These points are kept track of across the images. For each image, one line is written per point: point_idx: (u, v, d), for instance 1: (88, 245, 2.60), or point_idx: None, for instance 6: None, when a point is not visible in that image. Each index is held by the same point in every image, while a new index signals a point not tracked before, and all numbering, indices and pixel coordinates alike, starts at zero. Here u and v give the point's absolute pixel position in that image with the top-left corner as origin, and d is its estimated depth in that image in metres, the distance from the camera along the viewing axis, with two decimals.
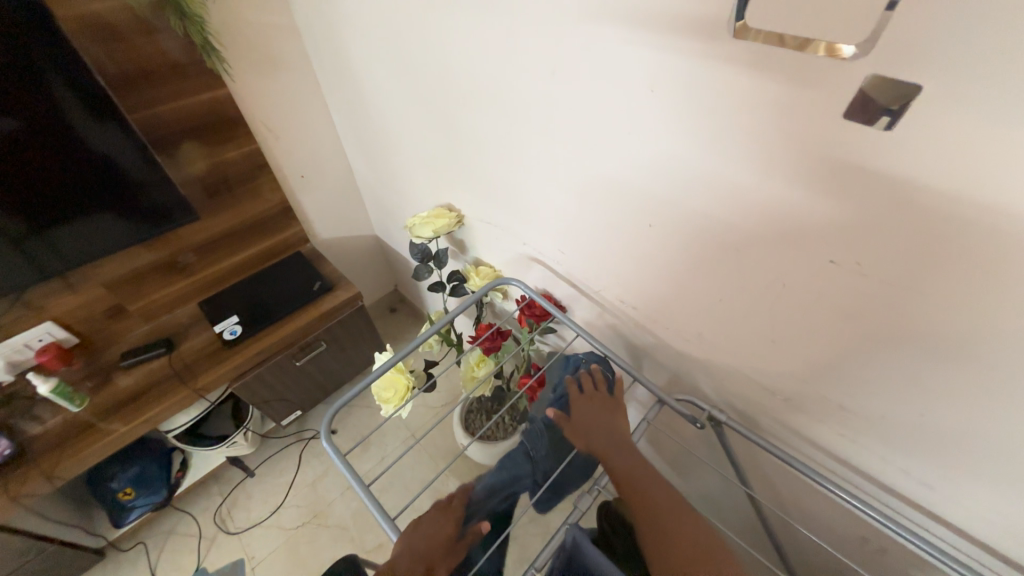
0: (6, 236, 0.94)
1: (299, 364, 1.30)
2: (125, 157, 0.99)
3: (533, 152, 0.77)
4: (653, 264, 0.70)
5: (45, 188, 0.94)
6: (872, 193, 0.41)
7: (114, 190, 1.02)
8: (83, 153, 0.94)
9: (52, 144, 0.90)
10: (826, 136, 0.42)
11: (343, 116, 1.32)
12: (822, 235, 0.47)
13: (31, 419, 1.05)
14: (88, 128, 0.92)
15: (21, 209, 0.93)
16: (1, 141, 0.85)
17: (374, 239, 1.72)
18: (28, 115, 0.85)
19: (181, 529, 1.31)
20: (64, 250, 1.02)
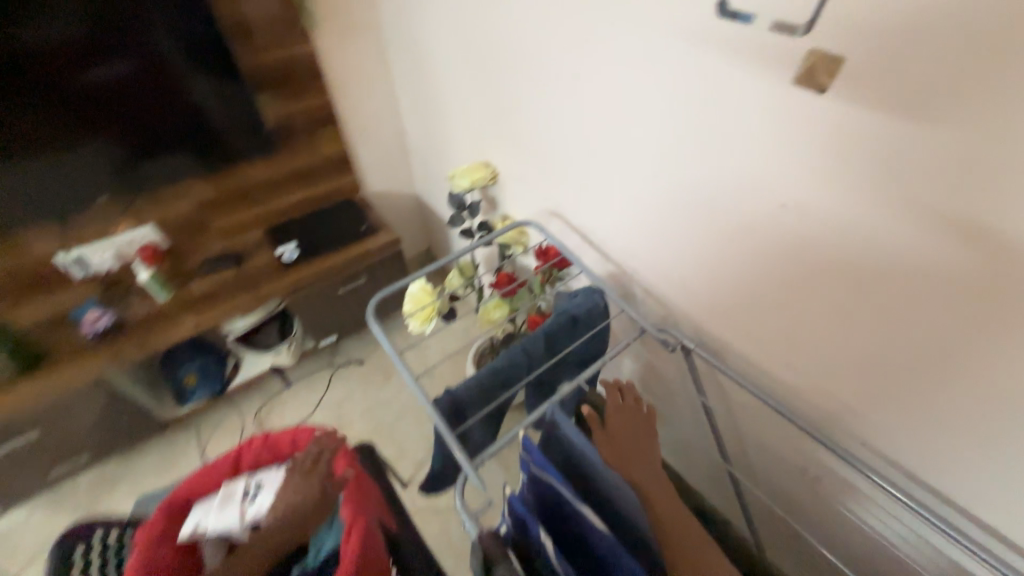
0: (112, 160, 1.20)
1: (341, 292, 1.49)
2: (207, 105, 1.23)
3: (562, 113, 0.91)
4: (653, 213, 0.83)
5: (144, 123, 1.18)
6: (814, 137, 0.56)
7: (195, 134, 1.26)
8: (176, 98, 1.19)
9: (154, 87, 1.15)
10: (783, 94, 0.56)
11: (404, 80, 1.49)
12: (780, 176, 0.61)
13: (128, 303, 1.29)
14: (183, 78, 1.17)
15: (127, 139, 1.18)
16: (119, 82, 1.10)
17: (416, 199, 1.89)
18: (141, 62, 1.10)
19: (228, 421, 1.54)
20: (149, 177, 1.27)
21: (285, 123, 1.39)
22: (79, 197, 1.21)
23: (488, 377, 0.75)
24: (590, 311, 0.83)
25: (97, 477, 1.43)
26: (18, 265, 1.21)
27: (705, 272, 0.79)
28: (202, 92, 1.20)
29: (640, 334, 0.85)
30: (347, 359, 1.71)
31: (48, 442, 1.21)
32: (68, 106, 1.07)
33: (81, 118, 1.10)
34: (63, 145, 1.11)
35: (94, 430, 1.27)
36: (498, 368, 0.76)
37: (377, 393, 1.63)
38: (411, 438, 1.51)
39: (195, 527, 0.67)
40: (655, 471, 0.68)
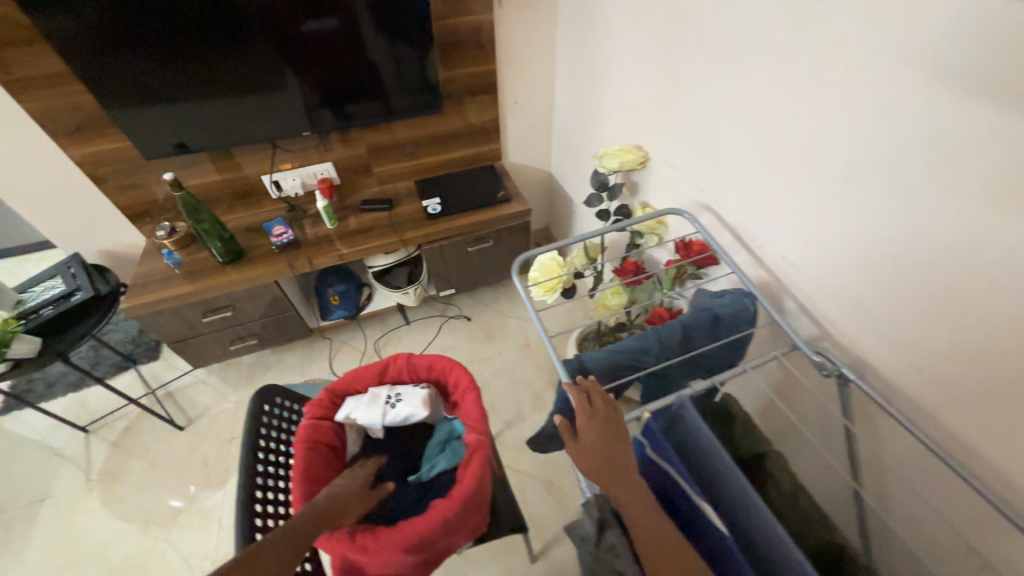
0: (307, 103, 1.37)
1: (469, 250, 1.60)
2: (385, 63, 1.36)
3: (750, 102, 0.85)
4: (836, 223, 0.75)
5: (336, 74, 1.34)
6: None
7: (371, 87, 1.40)
8: (362, 53, 1.32)
9: (349, 41, 1.28)
10: None
11: (567, 56, 1.50)
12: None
13: (303, 224, 1.53)
14: (370, 36, 1.29)
15: (321, 87, 1.35)
16: (325, 35, 1.25)
17: (549, 176, 1.93)
18: (343, 18, 1.24)
19: (353, 342, 1.77)
20: (327, 123, 1.43)
21: (453, 87, 1.52)
22: (276, 134, 1.41)
23: (619, 355, 0.75)
24: (736, 313, 0.78)
25: (255, 360, 1.76)
26: (237, 178, 1.50)
27: (890, 301, 0.70)
28: (378, 50, 1.32)
29: (790, 350, 0.78)
30: (457, 313, 1.85)
31: (236, 319, 1.50)
32: (283, 51, 1.25)
33: (290, 62, 1.28)
34: (272, 85, 1.31)
35: (265, 318, 1.54)
36: (630, 350, 0.76)
37: (479, 350, 1.74)
38: (503, 398, 1.60)
39: (347, 416, 0.80)
40: (638, 483, 0.59)
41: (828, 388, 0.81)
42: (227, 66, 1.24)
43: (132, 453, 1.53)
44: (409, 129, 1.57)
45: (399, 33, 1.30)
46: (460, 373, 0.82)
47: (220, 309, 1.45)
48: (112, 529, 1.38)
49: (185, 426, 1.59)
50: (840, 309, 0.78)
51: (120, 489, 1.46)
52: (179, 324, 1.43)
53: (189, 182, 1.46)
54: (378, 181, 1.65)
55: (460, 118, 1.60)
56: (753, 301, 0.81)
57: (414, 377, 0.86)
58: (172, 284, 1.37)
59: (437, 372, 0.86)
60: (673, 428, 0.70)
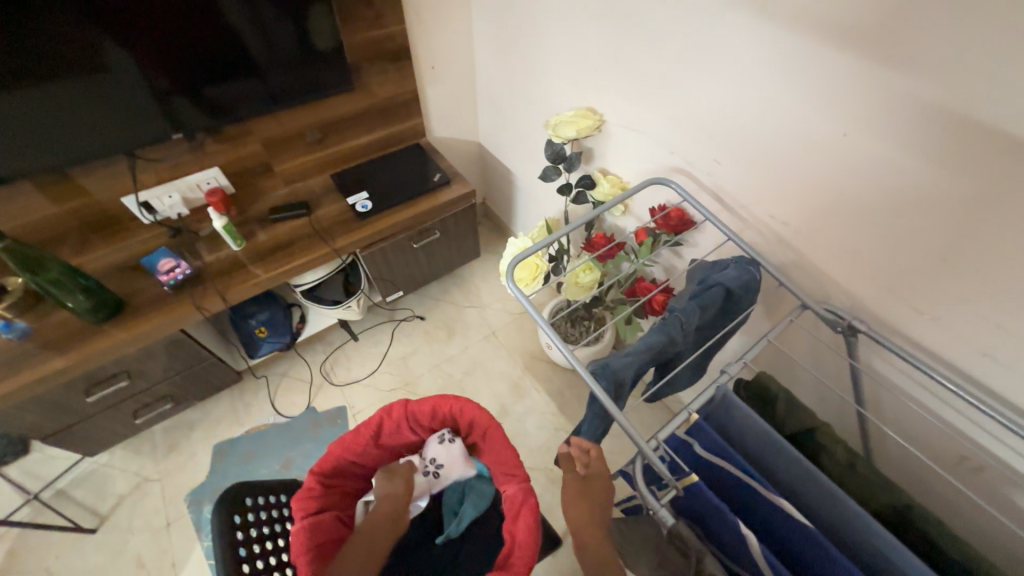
0: (153, 91, 1.03)
1: (414, 246, 1.42)
2: (247, 30, 1.05)
3: (722, 52, 0.78)
4: (826, 177, 0.73)
5: (186, 50, 1.01)
6: None
7: (237, 63, 1.09)
8: (215, 19, 1.01)
9: (191, 2, 0.96)
10: None
11: (484, 8, 1.31)
12: None
13: (198, 251, 1.22)
14: None
15: (168, 68, 1.02)
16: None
17: (479, 146, 1.76)
18: None
19: (294, 373, 1.52)
20: (188, 118, 1.10)
21: (356, 54, 1.25)
22: (117, 140, 1.06)
23: (647, 352, 0.71)
24: (747, 285, 0.76)
25: (171, 423, 1.44)
26: (84, 207, 1.12)
27: (890, 249, 0.70)
28: (237, 15, 1.02)
29: (799, 310, 0.77)
30: (409, 314, 1.67)
31: (134, 386, 1.18)
32: (100, 20, 0.90)
33: (114, 35, 0.93)
34: (89, 71, 0.95)
35: (174, 375, 1.24)
36: (656, 346, 0.71)
37: (443, 349, 1.60)
38: (481, 395, 1.51)
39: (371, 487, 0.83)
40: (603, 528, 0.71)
41: (826, 334, 0.84)
42: (11, 47, 0.86)
43: None
44: (311, 113, 1.29)
45: None
46: (472, 410, 0.80)
47: (113, 378, 1.13)
48: None
49: (97, 527, 1.26)
50: (834, 261, 0.78)
51: None
52: (50, 412, 1.08)
53: (8, 222, 1.06)
54: (284, 182, 1.36)
55: (371, 93, 1.35)
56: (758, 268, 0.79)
57: (413, 424, 0.83)
58: (24, 365, 1.01)
59: (442, 414, 0.83)
60: (719, 415, 0.68)
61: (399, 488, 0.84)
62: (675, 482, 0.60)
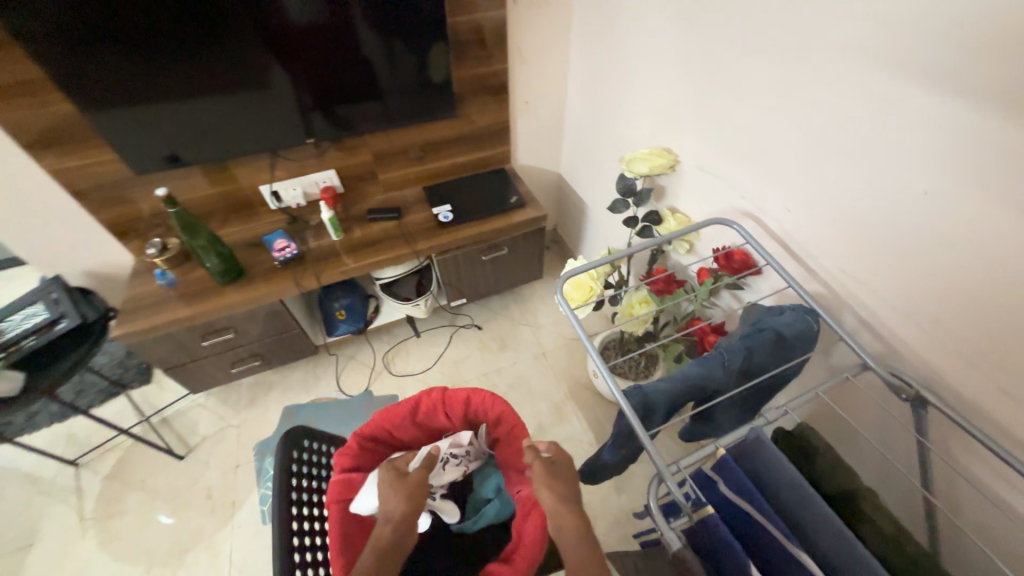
0: (300, 105, 1.28)
1: (483, 259, 1.53)
2: (380, 63, 1.27)
3: (806, 104, 0.79)
4: (904, 234, 0.70)
5: (331, 75, 1.25)
6: None
7: (366, 89, 1.31)
8: (358, 53, 1.24)
9: (344, 39, 1.20)
10: None
11: (581, 53, 1.44)
12: None
13: (306, 237, 1.44)
14: (365, 34, 1.21)
15: (315, 88, 1.26)
16: (316, 33, 1.16)
17: (558, 177, 1.86)
18: (336, 16, 1.15)
19: (360, 357, 1.69)
20: (317, 129, 1.33)
21: (462, 87, 1.44)
22: (268, 142, 1.32)
23: (684, 382, 0.71)
24: (801, 333, 0.74)
25: (256, 380, 1.66)
26: (233, 190, 1.40)
27: (971, 319, 0.65)
28: (375, 51, 1.25)
29: (859, 370, 0.73)
30: (468, 322, 1.78)
31: (237, 340, 1.41)
32: (275, 49, 1.15)
33: (282, 61, 1.18)
34: (259, 87, 1.21)
35: (267, 338, 1.45)
36: (693, 377, 0.71)
37: (493, 360, 1.68)
38: (522, 411, 1.54)
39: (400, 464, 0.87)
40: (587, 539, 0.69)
41: (894, 405, 0.78)
42: (214, 65, 1.13)
43: (129, 486, 1.43)
44: (416, 133, 1.49)
45: (395, 30, 1.22)
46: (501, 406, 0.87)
47: (221, 331, 1.35)
48: (110, 570, 1.28)
49: (185, 455, 1.49)
50: (909, 324, 0.73)
51: (117, 526, 1.35)
52: (174, 349, 1.32)
53: (180, 195, 1.35)
54: (383, 189, 1.57)
55: (469, 120, 1.52)
56: (817, 320, 0.77)
57: (447, 412, 0.91)
58: (166, 307, 1.26)
59: (473, 406, 0.91)
60: (750, 457, 0.66)
61: (406, 499, 0.77)
62: (690, 511, 0.62)
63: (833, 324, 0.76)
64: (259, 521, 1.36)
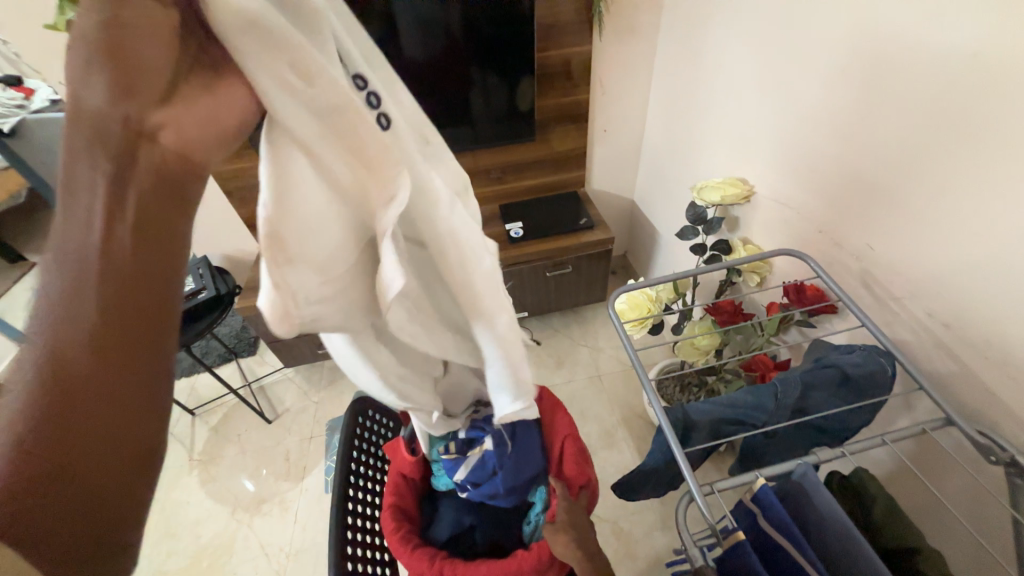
0: None
1: (548, 275, 1.60)
2: (474, 93, 1.43)
3: (895, 138, 0.76)
4: (1006, 278, 0.64)
5: (433, 104, 1.43)
6: None
7: (462, 116, 1.48)
8: (459, 86, 1.40)
9: (448, 73, 1.37)
10: None
11: (664, 85, 1.48)
12: None
13: None
14: (467, 69, 1.37)
15: None
16: (427, 67, 1.34)
17: (631, 203, 1.89)
18: (445, 54, 1.33)
19: None
20: None
21: (546, 115, 1.55)
22: None
23: (730, 406, 0.70)
24: (870, 375, 0.70)
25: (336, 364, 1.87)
26: None
27: None
28: (472, 82, 1.40)
29: (940, 423, 0.66)
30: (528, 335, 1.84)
31: None
32: None
33: None
34: None
35: None
36: (740, 404, 0.70)
37: (548, 375, 1.72)
38: None
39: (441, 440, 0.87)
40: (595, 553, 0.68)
41: (987, 475, 0.68)
42: None
43: (227, 439, 1.68)
44: (498, 155, 1.62)
45: (492, 65, 1.37)
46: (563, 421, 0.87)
47: None
48: (204, 508, 1.50)
49: (272, 420, 1.72)
50: (1010, 383, 0.65)
51: (215, 471, 1.59)
52: None
53: None
54: None
55: (548, 145, 1.62)
56: (890, 362, 0.72)
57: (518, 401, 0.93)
58: None
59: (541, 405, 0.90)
60: (796, 492, 0.63)
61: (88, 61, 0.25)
62: (720, 536, 0.62)
63: (911, 371, 0.69)
64: (322, 490, 1.51)
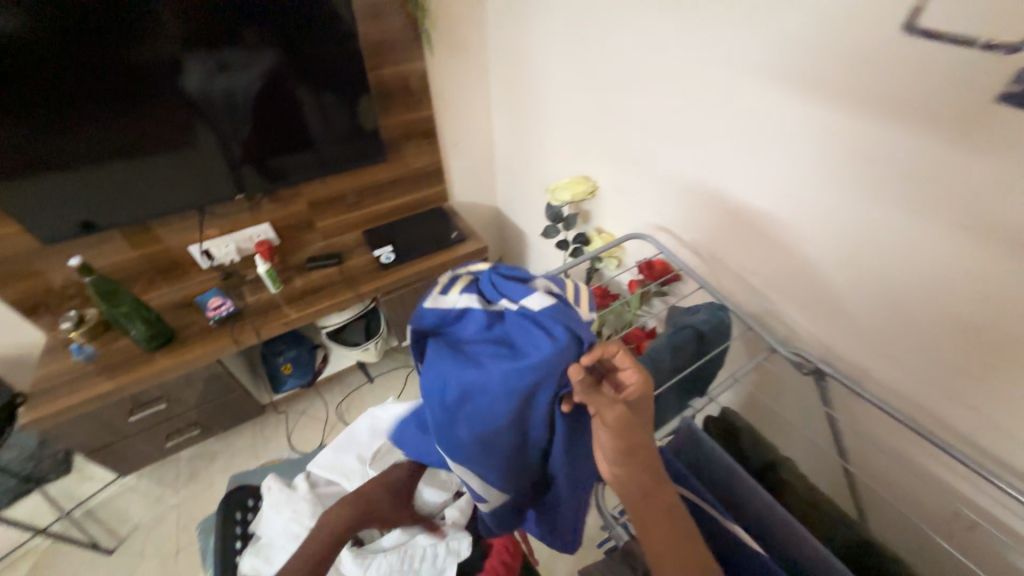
0: (230, 160, 1.27)
1: (429, 295, 1.56)
2: (313, 119, 1.32)
3: (692, 128, 0.92)
4: (786, 231, 0.82)
5: (264, 132, 1.27)
6: (991, 159, 0.54)
7: (301, 142, 1.34)
8: (294, 111, 1.28)
9: (276, 97, 1.23)
10: (960, 113, 0.55)
11: (502, 95, 1.55)
12: (949, 196, 0.59)
13: (242, 292, 1.42)
14: (300, 90, 1.25)
15: (248, 145, 1.27)
16: (248, 94, 1.19)
17: (495, 211, 1.95)
18: (267, 78, 1.19)
19: (311, 411, 1.64)
20: (248, 182, 1.33)
21: (393, 133, 1.50)
22: (197, 202, 1.30)
23: None
24: (714, 327, 0.83)
25: (196, 453, 1.55)
26: (159, 252, 1.36)
27: (849, 299, 0.76)
28: (308, 105, 1.28)
29: (769, 353, 0.83)
30: None
31: (169, 411, 1.32)
32: (197, 108, 1.15)
33: (207, 123, 1.19)
34: (183, 144, 1.19)
35: (204, 404, 1.37)
36: None
37: None
38: None
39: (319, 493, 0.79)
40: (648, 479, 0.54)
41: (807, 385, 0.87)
42: (137, 127, 1.12)
43: None
44: (350, 180, 1.52)
45: (325, 87, 1.27)
46: None
47: (150, 402, 1.26)
48: None
49: (115, 548, 1.33)
50: (805, 310, 0.84)
51: None
52: (98, 428, 1.22)
53: (102, 263, 1.29)
54: (322, 237, 1.58)
55: (402, 164, 1.58)
56: (727, 314, 0.87)
57: None
58: (87, 382, 1.17)
59: None
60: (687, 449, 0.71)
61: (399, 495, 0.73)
62: None
63: (741, 317, 0.85)
64: None
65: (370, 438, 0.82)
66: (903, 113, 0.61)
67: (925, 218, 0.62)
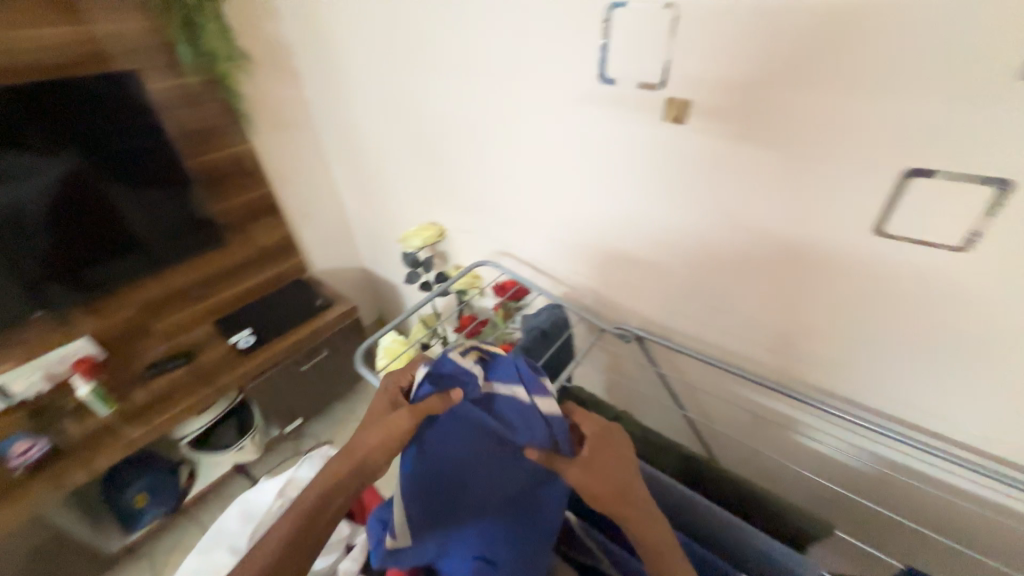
0: (23, 279, 1.13)
1: (303, 369, 1.49)
2: (131, 217, 1.25)
3: (500, 168, 1.08)
4: (588, 235, 1.01)
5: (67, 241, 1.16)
6: (679, 157, 0.77)
7: (116, 243, 1.25)
8: (105, 212, 1.20)
9: (78, 200, 1.15)
10: (652, 129, 0.78)
11: (340, 162, 1.61)
12: (668, 186, 0.81)
13: (61, 425, 1.19)
14: (110, 189, 1.19)
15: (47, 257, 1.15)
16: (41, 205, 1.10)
17: (363, 270, 1.94)
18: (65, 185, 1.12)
19: (184, 542, 1.39)
20: (53, 297, 1.19)
21: (229, 215, 1.45)
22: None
23: None
24: (555, 323, 0.97)
25: None
26: None
27: (643, 276, 0.96)
28: (123, 202, 1.22)
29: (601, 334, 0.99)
30: (314, 443, 1.65)
31: None
32: None
33: None
34: None
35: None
36: None
37: None
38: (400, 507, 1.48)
39: None
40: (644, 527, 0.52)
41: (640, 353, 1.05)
42: None
43: None
44: (187, 271, 1.41)
45: (138, 182, 1.22)
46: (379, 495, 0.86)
47: None
48: None
49: None
50: (620, 293, 1.03)
51: None
52: None
53: None
54: (163, 338, 1.40)
55: (248, 243, 1.52)
56: (563, 310, 1.02)
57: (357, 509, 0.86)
58: None
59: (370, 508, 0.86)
60: None
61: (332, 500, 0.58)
62: None
63: (574, 310, 1.00)
64: None
65: (242, 526, 0.78)
66: (624, 134, 0.82)
67: (660, 206, 0.84)
